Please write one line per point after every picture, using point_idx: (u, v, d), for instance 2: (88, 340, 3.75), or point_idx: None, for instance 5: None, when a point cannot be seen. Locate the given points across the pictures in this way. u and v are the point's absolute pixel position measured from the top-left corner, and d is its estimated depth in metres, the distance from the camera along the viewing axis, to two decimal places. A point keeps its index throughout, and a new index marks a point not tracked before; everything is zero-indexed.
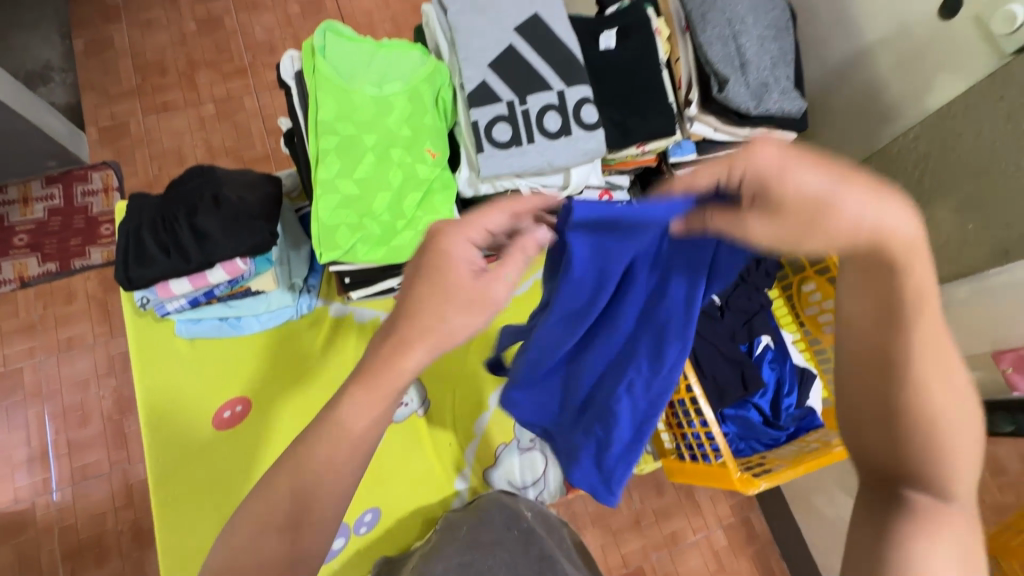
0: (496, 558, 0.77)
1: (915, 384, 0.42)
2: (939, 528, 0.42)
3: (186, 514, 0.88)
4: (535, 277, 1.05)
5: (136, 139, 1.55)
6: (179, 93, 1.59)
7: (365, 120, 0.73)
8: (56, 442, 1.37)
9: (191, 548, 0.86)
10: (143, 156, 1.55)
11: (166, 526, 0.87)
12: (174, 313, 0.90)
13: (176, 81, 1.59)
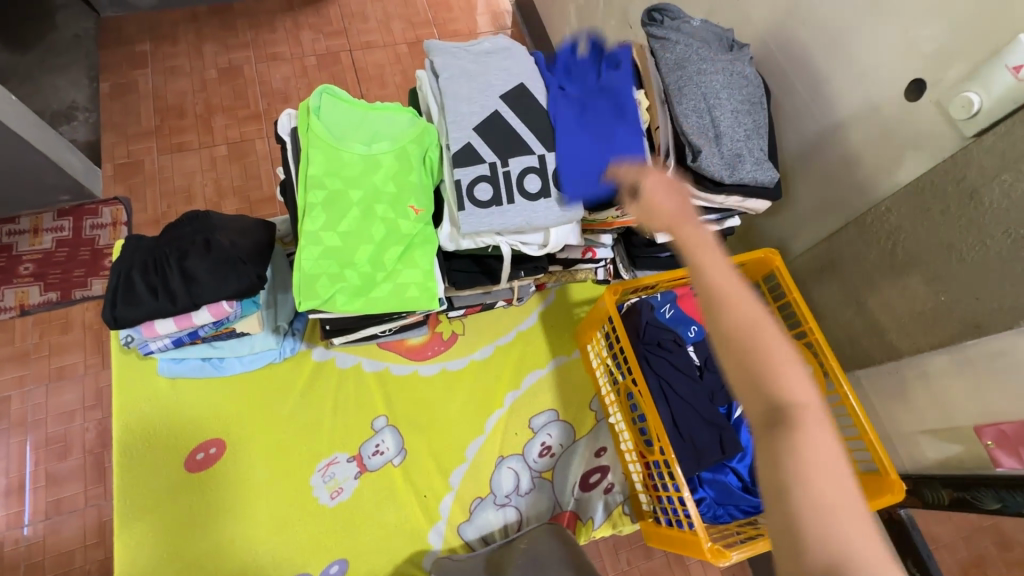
0: None
1: (747, 329, 0.45)
2: (810, 469, 0.41)
3: (149, 559, 0.86)
4: (518, 329, 1.08)
5: (148, 177, 1.60)
6: (195, 136, 1.66)
7: (353, 175, 0.77)
8: (35, 473, 1.35)
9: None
10: (154, 193, 1.60)
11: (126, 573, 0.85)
12: (157, 352, 0.91)
13: (193, 124, 1.67)
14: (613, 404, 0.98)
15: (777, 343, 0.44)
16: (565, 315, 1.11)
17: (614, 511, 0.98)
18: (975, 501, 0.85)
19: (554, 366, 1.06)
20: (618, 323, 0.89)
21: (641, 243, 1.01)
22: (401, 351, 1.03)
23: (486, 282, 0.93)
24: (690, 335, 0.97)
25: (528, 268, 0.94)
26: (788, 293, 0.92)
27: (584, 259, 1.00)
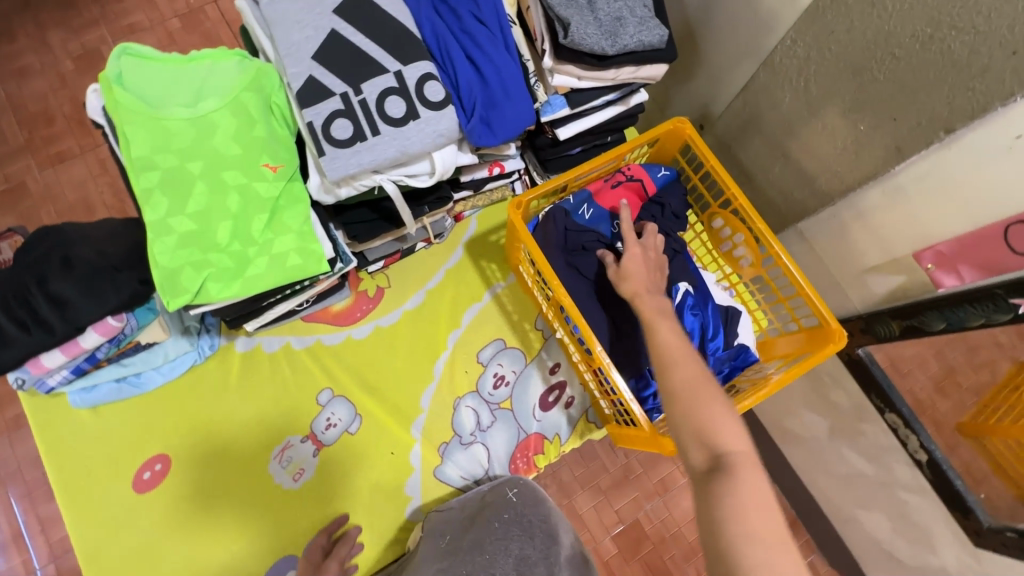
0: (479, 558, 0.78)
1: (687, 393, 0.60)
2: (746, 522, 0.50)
3: None
4: (445, 267, 1.02)
5: (37, 199, 1.44)
6: (72, 141, 1.48)
7: (187, 145, 0.66)
8: (27, 522, 1.32)
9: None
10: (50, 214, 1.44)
11: None
12: (61, 386, 0.85)
13: (65, 128, 1.48)
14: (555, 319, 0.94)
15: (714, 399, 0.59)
16: (491, 240, 1.04)
17: (580, 422, 0.97)
18: (924, 326, 0.83)
19: (491, 296, 1.01)
20: (531, 240, 0.84)
21: (545, 145, 0.90)
22: (329, 320, 0.97)
23: (390, 227, 0.85)
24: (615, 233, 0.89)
25: (432, 201, 0.87)
26: (705, 162, 0.85)
27: (492, 176, 0.93)
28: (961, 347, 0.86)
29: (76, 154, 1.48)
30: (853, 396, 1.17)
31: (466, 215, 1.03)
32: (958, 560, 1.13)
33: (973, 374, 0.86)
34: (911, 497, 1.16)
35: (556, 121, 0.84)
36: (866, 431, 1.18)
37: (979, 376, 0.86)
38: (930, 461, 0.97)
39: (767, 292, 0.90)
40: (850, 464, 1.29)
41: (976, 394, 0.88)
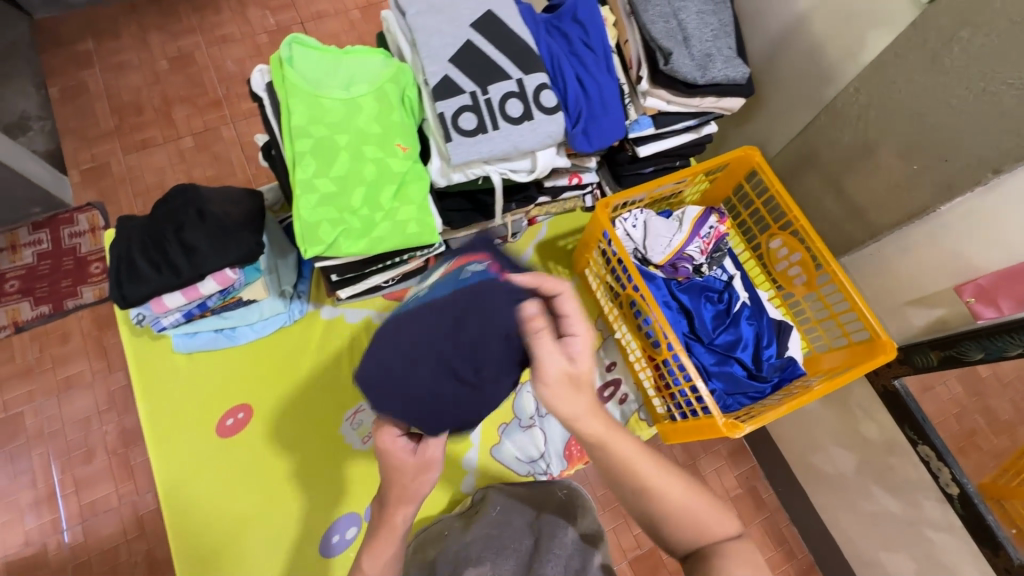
0: (519, 537, 0.83)
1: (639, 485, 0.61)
2: None
3: (198, 522, 0.90)
4: (516, 264, 1.11)
5: (117, 178, 1.61)
6: (156, 130, 1.63)
7: (337, 121, 0.77)
8: (62, 480, 1.52)
9: (207, 553, 0.89)
10: (126, 192, 1.59)
11: (178, 539, 0.88)
12: (170, 328, 0.93)
13: (153, 118, 1.63)
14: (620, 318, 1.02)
15: (659, 482, 0.61)
16: (559, 245, 1.15)
17: (631, 419, 1.02)
18: (964, 355, 0.89)
19: None
20: (613, 236, 0.92)
21: (624, 161, 1.01)
22: (407, 301, 1.06)
23: (480, 218, 0.95)
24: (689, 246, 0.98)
25: (518, 199, 0.97)
26: (770, 187, 0.95)
27: (571, 185, 1.02)
28: (981, 410, 0.99)
29: (159, 143, 1.62)
30: (886, 431, 1.22)
31: (539, 221, 1.13)
32: None
33: (993, 438, 0.98)
34: (937, 535, 1.19)
35: (640, 140, 0.95)
36: (896, 467, 1.22)
37: (998, 441, 0.98)
38: (961, 494, 1.05)
39: (817, 308, 0.96)
40: (879, 503, 1.32)
41: (995, 458, 0.99)
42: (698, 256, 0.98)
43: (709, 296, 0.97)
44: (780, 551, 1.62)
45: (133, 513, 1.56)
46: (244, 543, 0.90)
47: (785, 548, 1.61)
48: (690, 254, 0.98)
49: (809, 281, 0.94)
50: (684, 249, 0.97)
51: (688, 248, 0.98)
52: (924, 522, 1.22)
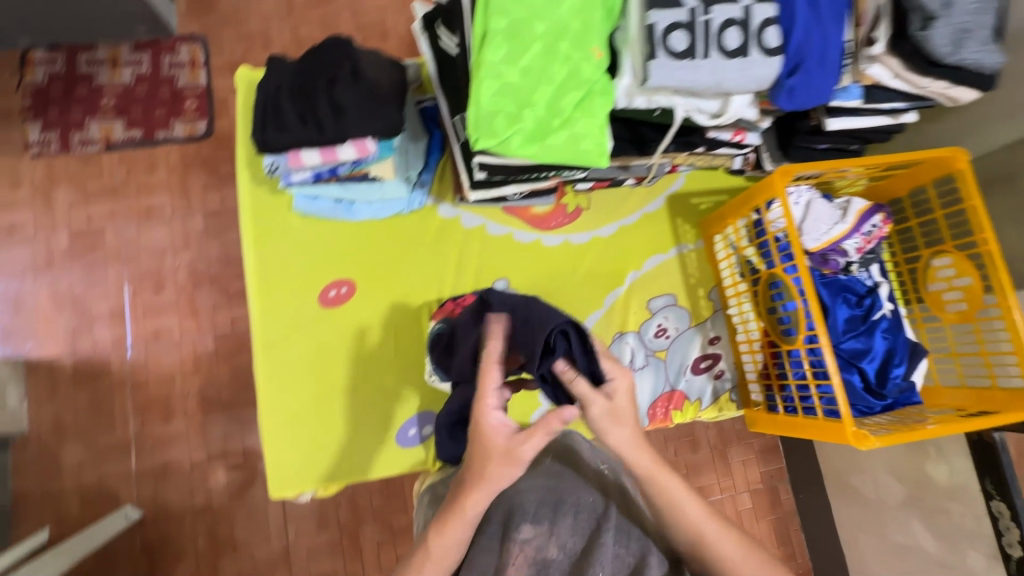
0: (580, 496, 0.73)
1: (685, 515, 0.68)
2: None
3: (286, 379, 0.93)
4: (643, 211, 1.05)
5: (225, 17, 1.77)
6: None
7: (538, 4, 0.69)
8: (133, 303, 1.67)
9: (291, 411, 0.92)
10: (230, 36, 1.77)
11: (266, 388, 0.92)
12: (297, 185, 0.90)
13: None
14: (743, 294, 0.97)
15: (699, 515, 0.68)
16: (693, 203, 1.06)
17: (722, 397, 1.00)
18: None
19: (677, 253, 1.04)
20: (783, 206, 0.83)
21: (804, 130, 0.93)
22: (526, 219, 1.02)
23: (631, 153, 0.89)
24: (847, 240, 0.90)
25: (680, 143, 0.90)
26: (964, 200, 0.85)
27: (731, 142, 0.93)
28: None
29: None
30: (957, 476, 1.18)
31: (680, 170, 1.04)
32: None
33: None
34: None
35: (836, 111, 0.86)
36: (952, 513, 1.20)
37: None
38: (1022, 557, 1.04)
39: (963, 340, 0.90)
40: (913, 538, 1.30)
41: None
42: (852, 252, 0.91)
43: (850, 298, 0.90)
44: (781, 551, 1.70)
45: (192, 349, 1.65)
46: (322, 412, 0.93)
47: (786, 549, 1.70)
48: (846, 248, 0.91)
49: (968, 311, 0.87)
50: (842, 241, 0.89)
51: (845, 242, 0.90)
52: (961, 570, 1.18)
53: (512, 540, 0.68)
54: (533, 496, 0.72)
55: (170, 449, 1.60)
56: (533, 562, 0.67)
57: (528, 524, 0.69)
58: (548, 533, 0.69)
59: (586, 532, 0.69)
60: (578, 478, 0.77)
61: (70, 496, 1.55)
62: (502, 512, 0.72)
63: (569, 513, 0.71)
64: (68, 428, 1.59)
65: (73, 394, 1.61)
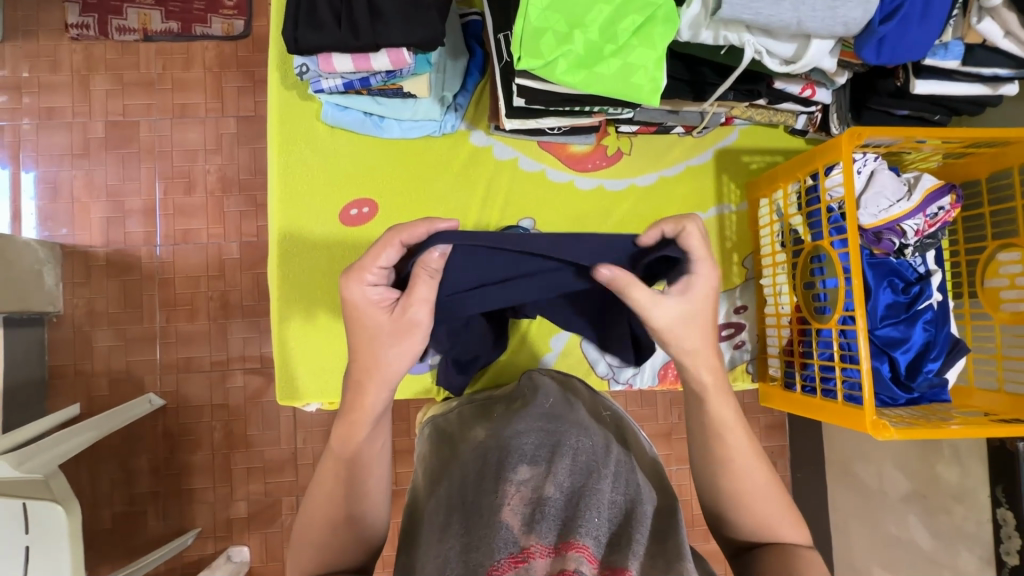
0: (580, 441, 0.70)
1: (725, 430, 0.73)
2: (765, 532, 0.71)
3: (300, 292, 0.93)
4: (687, 163, 0.98)
5: None
6: None
7: None
8: (164, 202, 1.69)
9: (301, 324, 0.93)
10: None
11: (281, 299, 0.93)
12: (326, 93, 0.86)
13: None
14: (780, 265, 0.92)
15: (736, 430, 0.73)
16: (743, 160, 0.99)
17: (737, 368, 0.97)
18: None
19: (717, 213, 0.98)
20: (844, 172, 0.76)
21: (885, 91, 0.85)
22: (561, 156, 0.97)
23: (687, 96, 0.82)
24: (908, 220, 0.82)
25: (741, 91, 0.82)
26: None
27: (799, 97, 0.85)
28: None
29: None
30: (966, 478, 1.15)
31: (735, 123, 0.96)
32: None
33: None
34: None
35: (927, 71, 0.78)
36: (953, 513, 1.18)
37: None
38: (1017, 565, 1.03)
39: (1013, 342, 0.84)
40: (908, 532, 1.29)
41: None
42: (910, 234, 0.83)
43: (895, 283, 0.84)
44: None
45: (217, 254, 1.68)
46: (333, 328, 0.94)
47: None
48: (904, 229, 0.83)
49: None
50: (902, 220, 0.82)
51: (905, 222, 0.83)
52: (950, 568, 1.18)
53: (507, 480, 0.62)
54: (530, 441, 0.69)
55: (193, 346, 1.67)
56: (527, 501, 0.59)
57: (525, 467, 0.64)
58: (545, 474, 0.63)
59: (583, 474, 0.64)
60: (576, 429, 0.74)
61: (100, 377, 1.65)
62: (498, 457, 0.67)
63: (567, 457, 0.66)
64: (99, 314, 1.66)
65: (104, 283, 1.67)
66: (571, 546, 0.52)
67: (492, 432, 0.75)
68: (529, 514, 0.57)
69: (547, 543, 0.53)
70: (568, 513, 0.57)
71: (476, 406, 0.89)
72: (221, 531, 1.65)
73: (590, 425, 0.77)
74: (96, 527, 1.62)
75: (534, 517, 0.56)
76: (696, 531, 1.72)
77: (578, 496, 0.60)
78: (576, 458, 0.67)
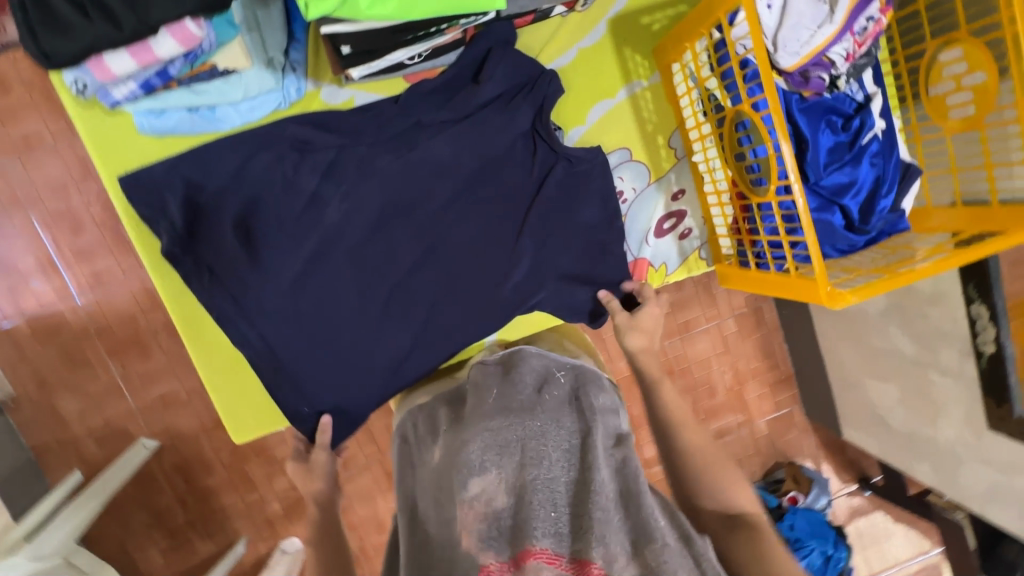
0: (529, 425, 0.69)
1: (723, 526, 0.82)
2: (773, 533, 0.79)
3: (203, 325, 1.01)
4: (578, 47, 0.94)
5: None
6: None
7: None
8: (59, 250, 1.52)
9: (223, 365, 1.03)
10: None
11: (192, 342, 1.01)
12: (127, 99, 0.82)
13: None
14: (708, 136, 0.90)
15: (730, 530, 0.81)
16: (642, 24, 0.94)
17: (691, 257, 1.05)
18: None
19: (626, 94, 0.96)
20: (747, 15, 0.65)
21: None
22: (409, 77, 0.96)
23: None
24: (834, 48, 0.71)
25: None
26: None
27: None
28: None
29: None
30: (939, 283, 1.15)
31: None
32: (957, 434, 1.24)
33: None
34: (944, 380, 1.22)
35: None
36: (928, 315, 1.20)
37: None
38: (994, 353, 1.07)
39: (967, 149, 0.89)
40: (892, 341, 1.33)
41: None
42: (840, 62, 0.73)
43: (834, 122, 0.78)
44: (764, 363, 1.80)
45: (142, 285, 1.56)
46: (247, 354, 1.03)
47: (769, 360, 1.79)
48: (834, 62, 0.73)
49: (975, 116, 0.85)
50: (828, 51, 0.70)
51: (831, 50, 0.72)
52: (934, 366, 1.24)
53: (462, 498, 0.62)
54: (477, 443, 0.67)
55: (161, 383, 1.61)
56: (482, 518, 0.59)
57: (476, 474, 0.64)
58: (496, 478, 0.63)
59: (530, 463, 0.64)
60: (523, 410, 0.73)
61: (85, 438, 1.61)
62: (449, 475, 0.66)
63: (519, 453, 0.66)
64: (51, 383, 1.58)
65: (41, 351, 1.56)
66: (529, 559, 0.55)
67: (446, 448, 0.72)
68: (484, 534, 0.58)
69: (506, 563, 0.56)
70: (525, 513, 0.59)
71: (436, 400, 0.90)
72: (266, 531, 1.72)
73: (537, 398, 0.76)
74: (151, 563, 1.69)
75: (492, 535, 0.58)
76: (701, 391, 1.80)
77: (530, 493, 0.61)
78: (529, 446, 0.67)
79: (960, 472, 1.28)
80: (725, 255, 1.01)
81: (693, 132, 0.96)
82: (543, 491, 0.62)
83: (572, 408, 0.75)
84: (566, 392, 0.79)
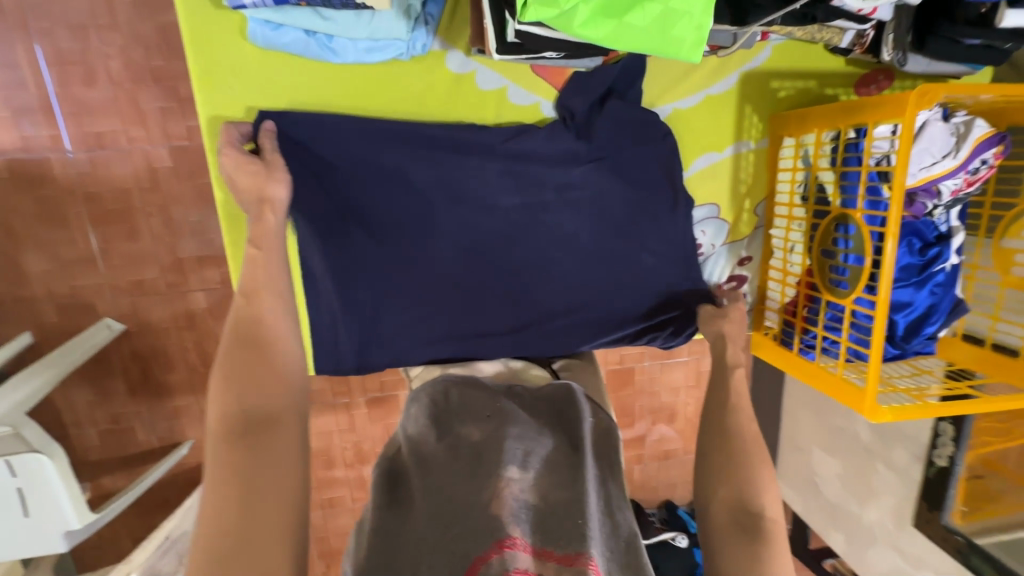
0: (570, 452, 0.81)
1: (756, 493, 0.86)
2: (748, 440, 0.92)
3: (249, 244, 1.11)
4: (708, 93, 1.15)
5: None
6: None
7: None
8: (60, 96, 1.37)
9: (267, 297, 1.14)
10: None
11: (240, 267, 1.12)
12: (251, 8, 0.89)
13: None
14: (799, 220, 1.14)
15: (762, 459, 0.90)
16: (773, 87, 1.18)
17: None
18: None
19: (732, 152, 1.19)
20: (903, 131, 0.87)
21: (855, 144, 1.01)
22: (555, 84, 1.11)
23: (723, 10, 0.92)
24: (949, 183, 0.95)
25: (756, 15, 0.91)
26: None
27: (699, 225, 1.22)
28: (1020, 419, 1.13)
29: None
30: None
31: (770, 42, 1.12)
32: (880, 518, 1.39)
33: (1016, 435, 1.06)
34: (887, 472, 1.35)
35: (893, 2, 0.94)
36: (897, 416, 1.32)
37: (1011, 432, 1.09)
38: (943, 467, 1.21)
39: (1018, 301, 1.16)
40: (852, 425, 1.45)
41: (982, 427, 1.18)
42: (944, 194, 0.96)
43: (914, 244, 0.98)
44: None
45: (146, 162, 1.44)
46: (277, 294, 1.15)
47: None
48: (938, 194, 0.97)
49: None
50: (939, 181, 0.94)
51: (942, 182, 0.95)
52: (883, 458, 1.37)
53: (501, 477, 0.73)
54: (522, 446, 0.80)
55: (141, 268, 1.52)
56: (516, 501, 0.70)
57: (515, 465, 0.75)
58: (531, 480, 0.75)
59: (565, 476, 0.76)
60: (566, 440, 0.84)
61: (44, 302, 1.50)
62: (490, 456, 0.77)
63: (557, 471, 0.78)
64: (17, 235, 1.45)
65: (14, 197, 1.42)
66: (546, 554, 0.66)
67: (485, 437, 0.82)
68: (516, 511, 0.69)
69: (526, 544, 0.66)
70: (554, 513, 0.70)
71: (469, 399, 0.95)
72: None
73: (578, 428, 0.86)
74: (86, 445, 1.63)
75: (521, 515, 0.69)
76: (661, 415, 1.91)
77: (561, 500, 0.72)
78: (569, 466, 0.78)
79: (870, 549, 1.44)
80: (764, 327, 1.24)
81: (778, 209, 1.20)
82: (573, 498, 0.72)
83: (603, 459, 0.85)
84: (599, 442, 0.88)
